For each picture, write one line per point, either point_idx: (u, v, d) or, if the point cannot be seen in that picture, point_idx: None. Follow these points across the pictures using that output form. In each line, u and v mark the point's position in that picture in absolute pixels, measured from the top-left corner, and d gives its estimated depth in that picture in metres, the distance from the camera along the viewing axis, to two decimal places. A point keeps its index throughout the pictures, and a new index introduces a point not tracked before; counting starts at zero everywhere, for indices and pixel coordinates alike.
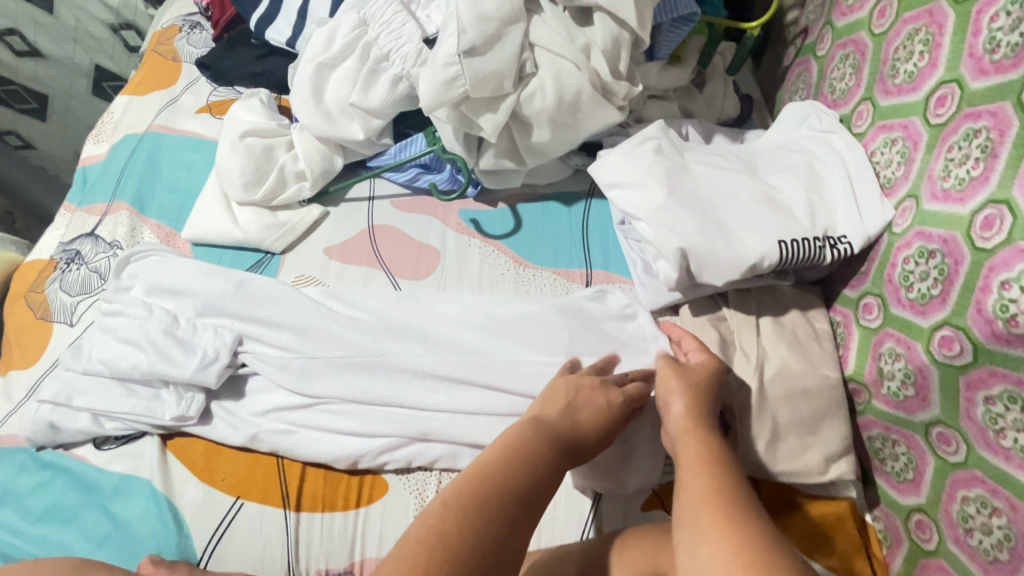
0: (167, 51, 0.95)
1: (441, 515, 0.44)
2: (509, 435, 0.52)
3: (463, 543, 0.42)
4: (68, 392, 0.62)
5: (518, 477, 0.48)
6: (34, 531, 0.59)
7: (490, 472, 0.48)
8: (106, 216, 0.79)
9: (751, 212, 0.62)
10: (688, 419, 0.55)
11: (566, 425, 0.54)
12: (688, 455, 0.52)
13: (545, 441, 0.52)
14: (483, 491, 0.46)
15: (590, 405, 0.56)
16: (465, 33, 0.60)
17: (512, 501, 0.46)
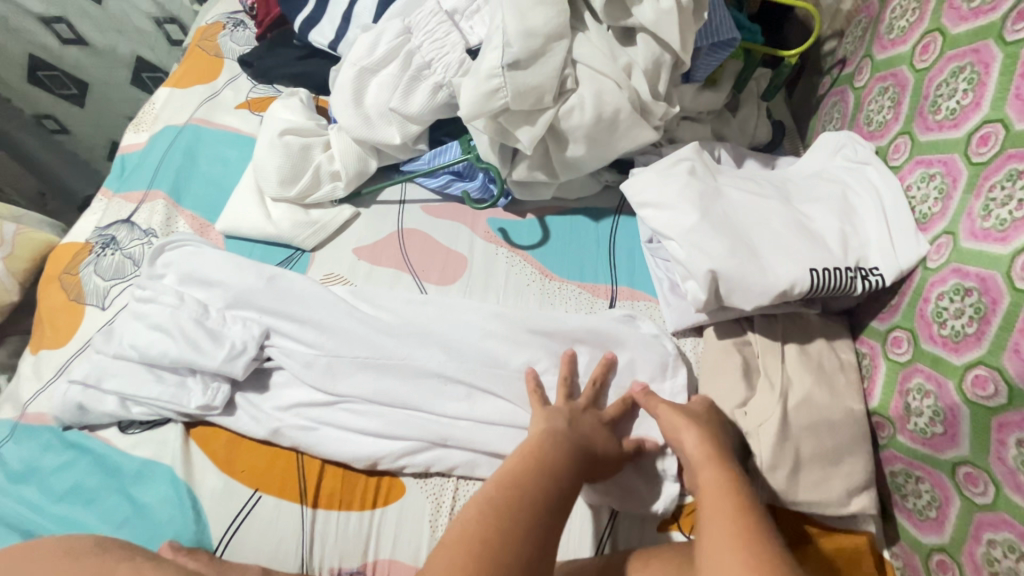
0: (210, 47, 0.98)
1: (474, 539, 0.46)
2: (525, 446, 0.55)
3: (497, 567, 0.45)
4: (98, 374, 0.63)
5: (536, 491, 0.51)
6: (56, 511, 0.59)
7: (512, 487, 0.51)
8: (143, 204, 0.80)
9: (784, 240, 0.63)
10: (699, 449, 0.55)
11: (566, 436, 0.57)
12: (712, 495, 0.51)
13: (558, 451, 0.55)
14: (507, 510, 0.49)
15: (585, 422, 0.60)
16: (511, 47, 0.61)
17: (534, 516, 0.49)
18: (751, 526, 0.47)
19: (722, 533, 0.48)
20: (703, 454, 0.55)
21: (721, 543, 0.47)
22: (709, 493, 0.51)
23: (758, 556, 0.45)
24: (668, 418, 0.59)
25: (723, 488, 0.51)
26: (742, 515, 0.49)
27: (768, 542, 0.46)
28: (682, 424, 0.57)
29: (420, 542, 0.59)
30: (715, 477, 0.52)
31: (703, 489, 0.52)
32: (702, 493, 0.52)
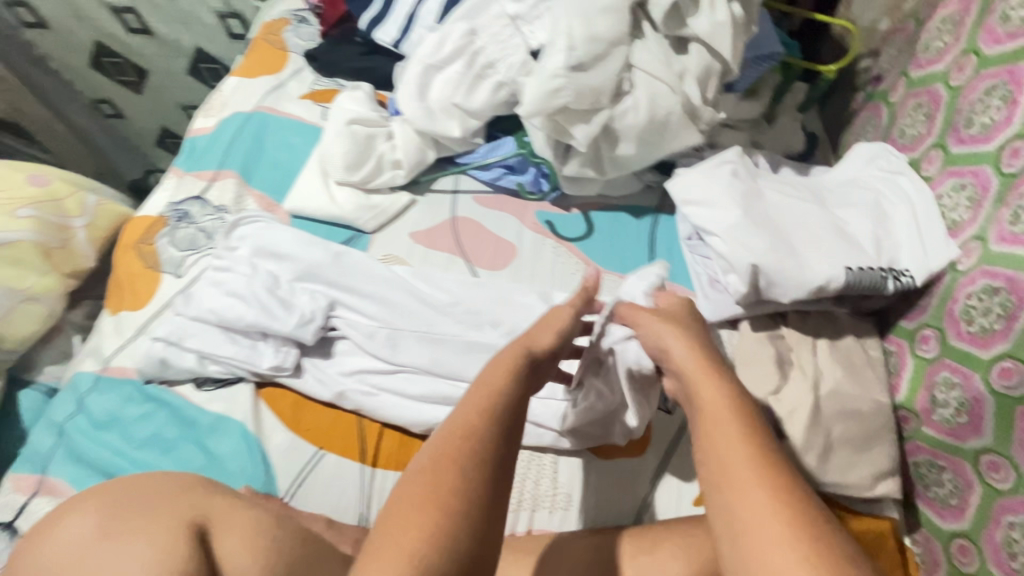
0: (275, 41, 1.04)
1: (437, 469, 0.42)
2: (491, 369, 0.51)
3: (464, 497, 0.41)
4: (180, 333, 0.68)
5: (501, 406, 0.47)
6: (137, 456, 0.65)
7: (475, 408, 0.46)
8: (215, 182, 0.86)
9: (820, 239, 0.67)
10: (696, 368, 0.51)
11: (523, 341, 0.54)
12: (716, 413, 0.46)
13: (522, 370, 0.51)
14: (473, 433, 0.44)
15: (554, 321, 0.58)
16: (575, 50, 0.66)
17: (498, 439, 0.45)
18: (756, 425, 0.45)
19: (727, 433, 0.45)
20: (693, 361, 0.51)
21: (729, 444, 0.44)
22: (708, 398, 0.48)
23: (766, 454, 0.43)
24: (658, 335, 0.55)
25: (721, 391, 0.48)
26: (745, 415, 0.46)
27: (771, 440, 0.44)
28: (668, 334, 0.54)
29: None
30: (712, 381, 0.49)
31: (705, 403, 0.48)
32: (700, 399, 0.48)
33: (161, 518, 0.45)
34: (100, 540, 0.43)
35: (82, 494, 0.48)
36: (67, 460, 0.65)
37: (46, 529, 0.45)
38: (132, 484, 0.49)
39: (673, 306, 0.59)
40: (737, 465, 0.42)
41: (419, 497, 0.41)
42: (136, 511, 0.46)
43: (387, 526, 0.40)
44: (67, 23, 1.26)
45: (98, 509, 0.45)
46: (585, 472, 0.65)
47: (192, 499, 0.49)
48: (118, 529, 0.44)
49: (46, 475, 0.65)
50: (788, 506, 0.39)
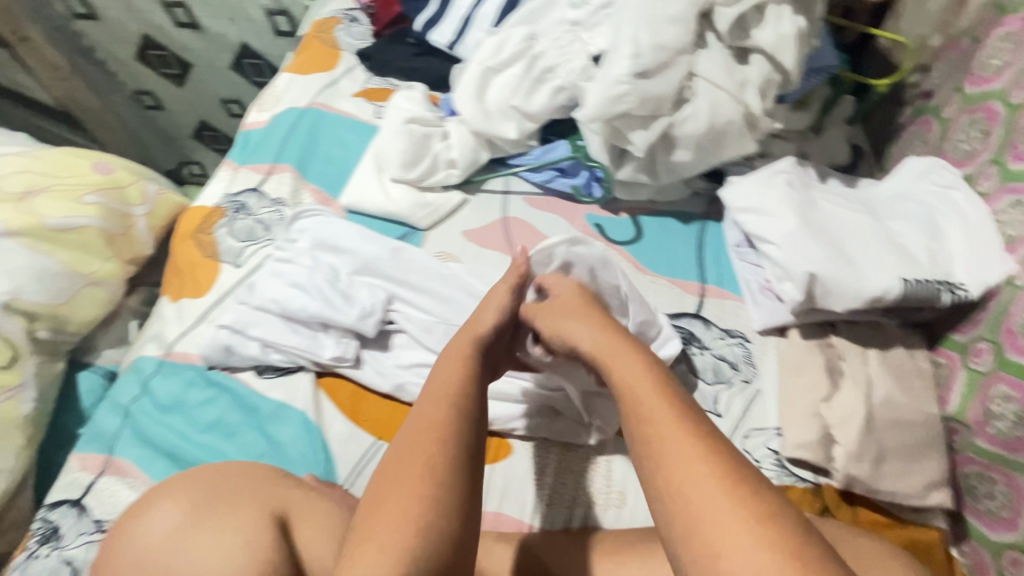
0: (328, 39, 1.06)
1: (413, 440, 0.47)
2: (445, 360, 0.56)
3: (439, 457, 0.45)
4: (244, 321, 0.70)
5: (460, 392, 0.52)
6: (201, 440, 0.66)
7: (437, 391, 0.52)
8: (272, 175, 0.88)
9: (875, 251, 0.68)
10: (604, 340, 0.53)
11: (466, 330, 0.61)
12: (625, 374, 0.47)
13: (471, 357, 0.57)
14: (441, 409, 0.49)
15: (491, 302, 0.63)
16: (641, 57, 0.68)
17: (469, 412, 0.50)
18: (659, 372, 0.47)
19: (636, 385, 0.46)
20: (601, 338, 0.53)
21: (642, 398, 0.44)
22: (618, 364, 0.49)
23: (675, 396, 0.44)
24: (562, 318, 0.59)
25: (629, 354, 0.50)
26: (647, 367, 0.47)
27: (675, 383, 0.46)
28: (573, 325, 0.57)
29: (525, 497, 0.65)
30: (620, 349, 0.51)
31: (616, 368, 0.49)
32: (609, 367, 0.49)
33: (243, 506, 0.45)
34: (188, 527, 0.43)
35: (160, 483, 0.48)
36: (133, 440, 0.67)
37: (130, 520, 0.45)
38: (207, 474, 0.49)
39: (568, 297, 0.62)
40: (651, 408, 0.43)
41: (412, 458, 0.45)
42: (219, 500, 0.46)
43: (385, 488, 0.44)
44: (117, 15, 1.29)
45: (182, 497, 0.45)
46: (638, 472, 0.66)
47: (269, 489, 0.48)
48: (207, 515, 0.44)
49: (113, 454, 0.67)
50: (696, 434, 0.40)
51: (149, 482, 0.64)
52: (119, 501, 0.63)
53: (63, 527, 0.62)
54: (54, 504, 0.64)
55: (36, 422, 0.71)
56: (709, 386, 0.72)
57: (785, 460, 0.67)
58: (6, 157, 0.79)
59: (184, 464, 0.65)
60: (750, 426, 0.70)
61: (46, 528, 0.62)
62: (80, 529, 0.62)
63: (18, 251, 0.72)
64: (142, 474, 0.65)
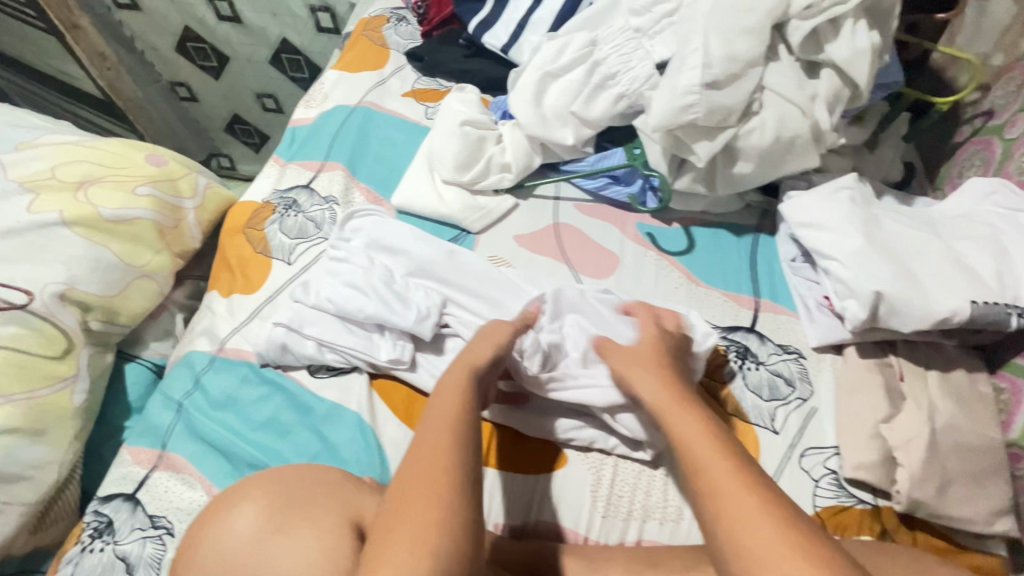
0: (376, 37, 1.06)
1: (418, 472, 0.45)
2: (445, 388, 0.54)
3: (443, 491, 0.43)
4: (300, 320, 0.70)
5: (466, 415, 0.51)
6: (254, 437, 0.66)
7: (440, 420, 0.50)
8: (322, 173, 0.88)
9: (942, 271, 0.67)
10: (663, 393, 0.56)
11: (465, 358, 0.58)
12: (687, 429, 0.50)
13: (473, 387, 0.55)
14: (444, 441, 0.47)
15: (493, 336, 0.62)
16: (711, 68, 0.67)
17: (470, 443, 0.48)
18: (727, 437, 0.49)
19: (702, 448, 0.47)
20: (664, 396, 0.55)
21: (704, 455, 0.47)
22: (681, 424, 0.51)
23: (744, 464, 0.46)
24: (628, 368, 0.61)
25: (692, 416, 0.52)
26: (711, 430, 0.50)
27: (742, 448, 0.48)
28: (639, 376, 0.59)
29: (580, 507, 0.64)
30: (682, 409, 0.53)
31: (676, 427, 0.51)
32: (672, 428, 0.52)
33: (320, 511, 0.46)
34: (268, 531, 0.44)
35: (231, 489, 0.49)
36: (186, 436, 0.67)
37: (211, 521, 0.46)
38: (280, 475, 0.50)
39: (645, 344, 0.63)
40: (719, 474, 0.45)
41: (416, 491, 0.43)
42: (294, 504, 0.46)
43: (387, 522, 0.42)
44: (160, 8, 1.29)
45: (256, 501, 0.46)
46: None
47: (341, 493, 0.48)
48: (285, 521, 0.44)
49: (166, 449, 0.67)
50: (763, 503, 0.41)
51: (202, 479, 0.64)
52: (172, 497, 0.63)
53: (117, 521, 0.61)
54: (107, 498, 0.63)
55: (87, 413, 0.70)
56: (766, 403, 0.71)
57: (844, 481, 0.66)
58: (63, 146, 0.79)
59: (238, 462, 0.65)
60: (808, 444, 0.69)
61: (99, 522, 0.61)
62: (134, 524, 0.61)
63: (74, 241, 0.71)
64: (195, 471, 0.64)
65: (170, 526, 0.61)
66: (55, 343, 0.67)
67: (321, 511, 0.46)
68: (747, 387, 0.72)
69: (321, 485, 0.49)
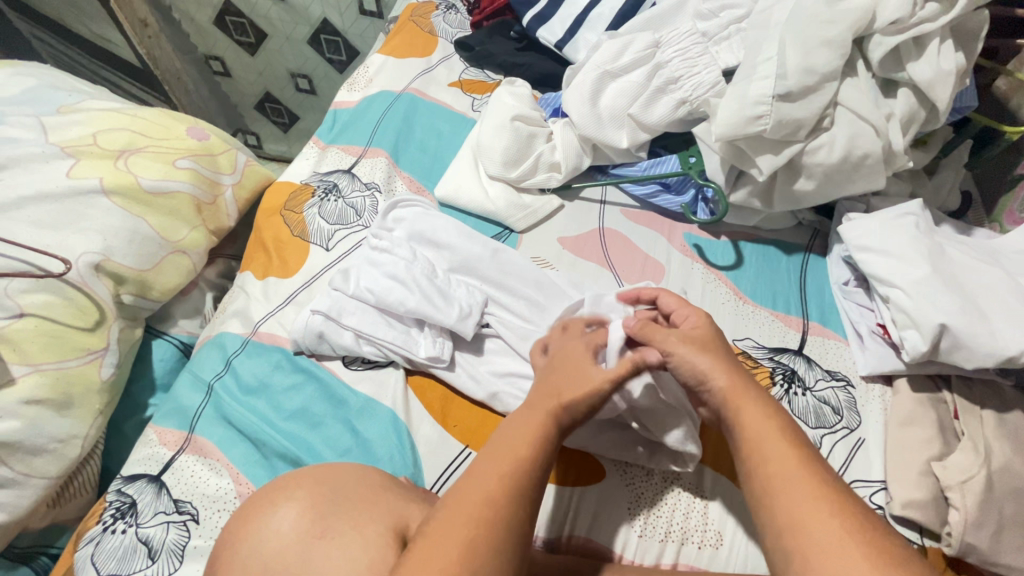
0: (424, 23, 1.04)
1: (465, 508, 0.41)
2: (518, 424, 0.49)
3: (481, 546, 0.39)
4: (339, 309, 0.67)
5: (533, 454, 0.46)
6: (284, 426, 0.64)
7: (503, 456, 0.45)
8: (364, 159, 0.86)
9: (1013, 307, 0.63)
10: (727, 385, 0.50)
11: (550, 394, 0.52)
12: (761, 434, 0.46)
13: (551, 431, 0.49)
14: (496, 491, 0.42)
15: (583, 373, 0.54)
16: (785, 79, 0.64)
17: (522, 504, 0.43)
18: (794, 436, 0.46)
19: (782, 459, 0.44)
20: (736, 390, 0.50)
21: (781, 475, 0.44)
22: (753, 427, 0.47)
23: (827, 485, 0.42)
24: (682, 351, 0.53)
25: (766, 416, 0.48)
26: (787, 437, 0.46)
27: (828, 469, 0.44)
28: (697, 361, 0.52)
29: (616, 524, 0.61)
30: (759, 412, 0.48)
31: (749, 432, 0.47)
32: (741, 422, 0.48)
33: (368, 520, 0.43)
34: (310, 536, 0.42)
35: (276, 483, 0.47)
36: (214, 420, 0.65)
37: (257, 513, 0.45)
38: (335, 473, 0.48)
39: (702, 328, 0.56)
40: (793, 485, 0.43)
41: (450, 536, 0.39)
42: (341, 507, 0.44)
43: (422, 554, 0.38)
44: None
45: (299, 498, 0.45)
46: (738, 512, 0.61)
47: (389, 502, 0.46)
48: (327, 528, 0.42)
49: (193, 432, 0.65)
50: (848, 529, 0.39)
51: (229, 466, 0.62)
52: (197, 482, 0.61)
53: (140, 503, 0.59)
54: (131, 477, 0.62)
55: (114, 388, 0.69)
56: (811, 430, 0.68)
57: (891, 517, 0.63)
58: (103, 111, 0.77)
59: (266, 451, 0.62)
60: (854, 477, 0.66)
61: (122, 502, 0.59)
62: (157, 508, 0.59)
63: (113, 210, 0.69)
64: (223, 456, 0.63)
65: (194, 512, 0.59)
66: (88, 314, 0.65)
67: (369, 520, 0.43)
68: (793, 413, 0.69)
69: (368, 491, 0.46)
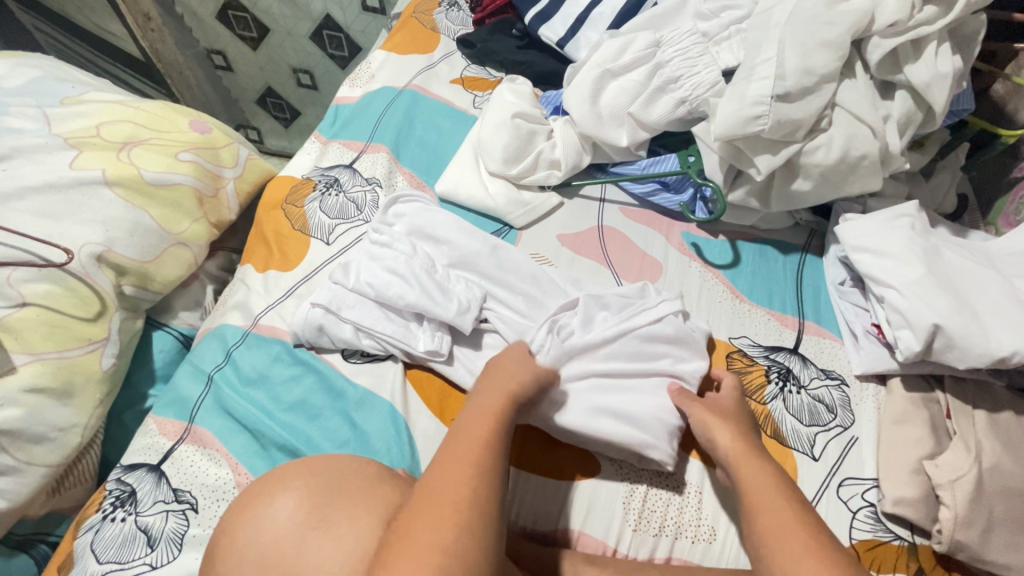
0: (426, 20, 1.05)
1: (444, 486, 0.42)
2: (478, 408, 0.51)
3: (461, 517, 0.40)
4: (339, 302, 0.68)
5: (500, 438, 0.48)
6: (284, 417, 0.65)
7: (474, 438, 0.47)
8: (365, 154, 0.86)
9: (1005, 308, 0.64)
10: (735, 445, 0.57)
11: (502, 384, 0.55)
12: (760, 491, 0.53)
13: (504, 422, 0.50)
14: (467, 470, 0.44)
15: (518, 363, 0.59)
16: (784, 80, 0.65)
17: (494, 489, 0.43)
18: (789, 489, 0.53)
19: (780, 514, 0.50)
20: (743, 452, 0.57)
21: (778, 526, 0.49)
22: (756, 485, 0.53)
23: (819, 535, 0.48)
24: (701, 417, 0.61)
25: (765, 474, 0.54)
26: (786, 495, 0.52)
27: (819, 520, 0.50)
28: (715, 425, 0.59)
29: (611, 518, 0.62)
30: (761, 470, 0.55)
31: (750, 487, 0.54)
32: (744, 480, 0.55)
33: (362, 511, 0.44)
34: (307, 526, 0.42)
35: (268, 475, 0.48)
36: (214, 411, 0.66)
37: (254, 504, 0.45)
38: (328, 465, 0.48)
39: (726, 397, 0.64)
40: (786, 534, 0.48)
41: (426, 522, 0.39)
42: (337, 497, 0.45)
43: (405, 530, 0.39)
44: None
45: (296, 486, 0.45)
46: (731, 508, 0.62)
47: (383, 493, 0.46)
48: (324, 516, 0.43)
49: (193, 423, 0.65)
50: None
51: (229, 456, 0.62)
52: (197, 472, 0.61)
53: (139, 492, 0.60)
54: (131, 466, 0.62)
55: (114, 378, 0.69)
56: (805, 428, 0.69)
57: (882, 515, 0.64)
58: (107, 104, 0.78)
59: (265, 442, 0.63)
60: (847, 474, 0.66)
61: (122, 491, 0.60)
62: (157, 497, 0.60)
63: (115, 202, 0.70)
64: (222, 447, 0.63)
65: (193, 501, 0.59)
66: (89, 304, 0.66)
67: (359, 507, 0.44)
68: (788, 410, 0.70)
69: (360, 480, 0.47)
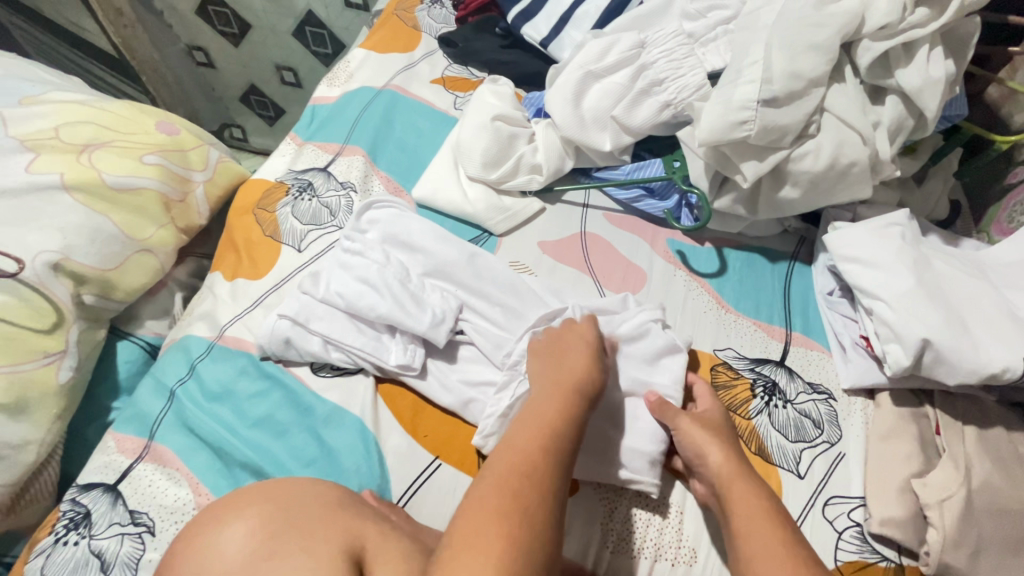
0: (407, 18, 1.02)
1: (500, 485, 0.43)
2: (540, 403, 0.52)
3: (514, 516, 0.41)
4: (306, 314, 0.65)
5: (561, 431, 0.49)
6: (249, 435, 0.62)
7: (533, 435, 0.48)
8: (340, 156, 0.83)
9: (996, 322, 0.62)
10: (723, 463, 0.56)
11: (564, 374, 0.55)
12: (745, 511, 0.51)
13: (571, 412, 0.51)
14: (524, 467, 0.45)
15: (580, 345, 0.58)
16: (771, 84, 0.62)
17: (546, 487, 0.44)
18: (774, 510, 0.51)
19: (764, 536, 0.48)
20: (731, 469, 0.55)
21: (763, 549, 0.47)
22: (744, 507, 0.51)
23: (803, 560, 0.46)
24: (690, 432, 0.59)
25: (751, 493, 0.53)
26: (772, 519, 0.50)
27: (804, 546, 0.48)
28: (705, 440, 0.58)
29: (589, 542, 0.59)
30: (747, 489, 0.53)
31: (736, 506, 0.52)
32: (729, 500, 0.53)
33: (320, 541, 0.41)
34: (258, 558, 0.39)
35: (224, 501, 0.45)
36: (175, 427, 0.63)
37: (202, 536, 0.42)
38: (286, 490, 0.46)
39: (710, 411, 0.62)
40: (771, 556, 0.47)
41: (479, 533, 0.39)
42: (293, 527, 0.42)
43: (461, 531, 0.40)
44: None
45: (251, 513, 0.43)
46: (712, 529, 0.60)
47: (344, 521, 0.44)
48: (279, 546, 0.40)
49: (153, 440, 0.62)
50: None
51: (190, 475, 0.60)
52: (156, 492, 0.59)
53: (94, 514, 0.57)
54: (87, 487, 0.59)
55: (73, 392, 0.66)
56: (791, 444, 0.66)
57: (869, 535, 0.61)
58: (69, 104, 0.75)
59: (228, 461, 0.60)
60: (833, 492, 0.64)
61: (76, 512, 0.57)
62: (112, 519, 0.57)
63: (75, 208, 0.67)
64: (183, 466, 0.60)
65: (150, 523, 0.57)
66: (45, 316, 0.63)
67: (318, 536, 0.42)
68: (773, 425, 0.67)
69: (315, 505, 0.45)
